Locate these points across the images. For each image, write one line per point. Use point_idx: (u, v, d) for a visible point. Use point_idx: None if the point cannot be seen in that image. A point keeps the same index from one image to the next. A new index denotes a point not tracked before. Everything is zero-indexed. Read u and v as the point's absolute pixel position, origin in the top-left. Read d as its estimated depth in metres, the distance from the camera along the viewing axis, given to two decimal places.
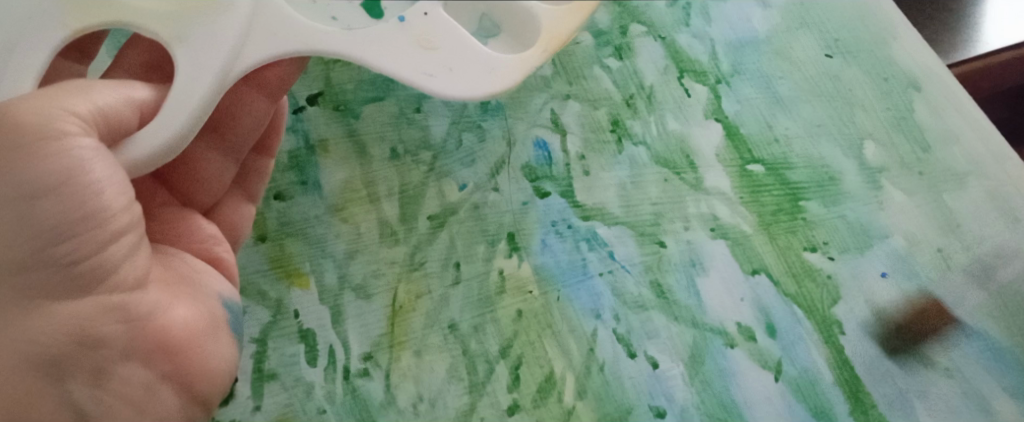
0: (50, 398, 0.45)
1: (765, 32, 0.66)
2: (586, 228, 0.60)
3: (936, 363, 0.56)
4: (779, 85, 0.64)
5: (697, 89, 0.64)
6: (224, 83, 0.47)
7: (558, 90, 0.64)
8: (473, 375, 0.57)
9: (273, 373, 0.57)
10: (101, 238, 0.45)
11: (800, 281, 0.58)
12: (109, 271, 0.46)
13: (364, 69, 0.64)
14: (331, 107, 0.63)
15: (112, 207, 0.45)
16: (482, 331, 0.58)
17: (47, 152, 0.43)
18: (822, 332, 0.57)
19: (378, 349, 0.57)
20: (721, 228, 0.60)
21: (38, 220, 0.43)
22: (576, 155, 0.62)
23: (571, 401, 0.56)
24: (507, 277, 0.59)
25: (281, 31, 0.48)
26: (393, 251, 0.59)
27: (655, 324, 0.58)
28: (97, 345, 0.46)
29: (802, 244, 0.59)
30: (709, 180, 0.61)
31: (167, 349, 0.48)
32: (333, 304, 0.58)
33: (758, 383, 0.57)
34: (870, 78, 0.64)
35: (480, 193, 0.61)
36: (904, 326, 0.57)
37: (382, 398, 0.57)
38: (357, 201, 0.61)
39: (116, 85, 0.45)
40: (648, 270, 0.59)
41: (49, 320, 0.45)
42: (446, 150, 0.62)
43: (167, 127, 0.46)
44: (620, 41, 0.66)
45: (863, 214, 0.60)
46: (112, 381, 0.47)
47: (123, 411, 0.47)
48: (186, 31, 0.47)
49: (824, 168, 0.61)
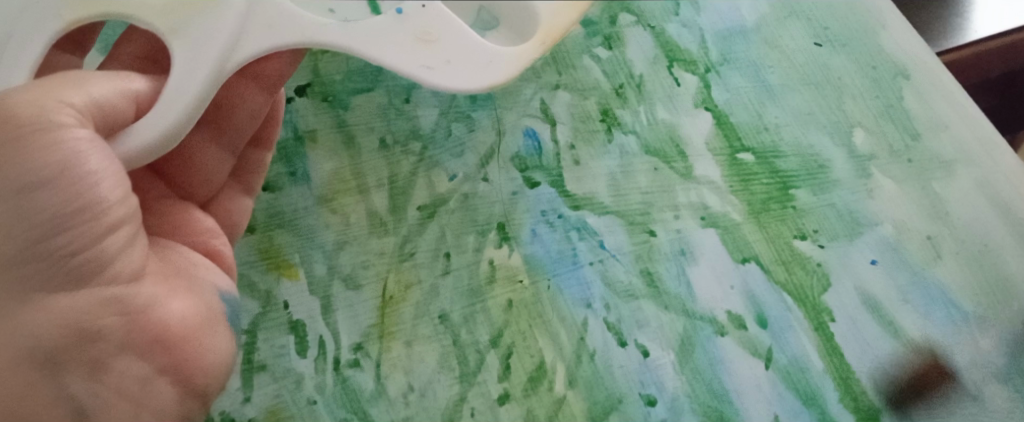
0: (47, 392, 0.45)
1: (752, 24, 0.66)
2: (576, 218, 0.60)
3: (924, 349, 0.57)
4: (768, 75, 0.64)
5: (686, 79, 0.64)
6: (220, 75, 0.46)
7: (547, 80, 0.64)
8: (464, 365, 0.57)
9: (262, 365, 0.56)
10: (97, 230, 0.44)
11: (790, 269, 0.59)
12: (105, 263, 0.45)
13: (353, 59, 0.64)
14: (319, 98, 0.63)
15: (108, 199, 0.44)
16: (473, 321, 0.58)
17: (42, 143, 0.42)
18: (811, 319, 0.58)
19: (368, 340, 0.57)
20: (710, 217, 0.60)
21: (34, 212, 0.43)
22: (566, 145, 0.62)
23: (562, 390, 0.56)
24: (497, 267, 0.59)
25: (277, 22, 0.47)
26: (383, 242, 0.59)
27: (645, 314, 0.58)
28: (94, 338, 0.45)
29: (792, 233, 0.60)
30: (698, 169, 0.62)
31: (164, 342, 0.47)
32: (323, 294, 0.58)
33: (747, 370, 0.57)
34: (858, 67, 0.64)
35: (470, 183, 0.61)
36: (891, 313, 0.58)
37: (372, 389, 0.56)
38: (346, 191, 0.60)
39: (111, 77, 0.45)
40: (638, 260, 0.59)
41: (45, 313, 0.45)
42: (435, 140, 0.62)
43: (163, 118, 0.45)
44: (609, 30, 0.66)
45: (851, 202, 0.60)
46: (110, 374, 0.46)
47: (120, 405, 0.46)
48: (182, 22, 0.46)
49: (813, 157, 0.62)
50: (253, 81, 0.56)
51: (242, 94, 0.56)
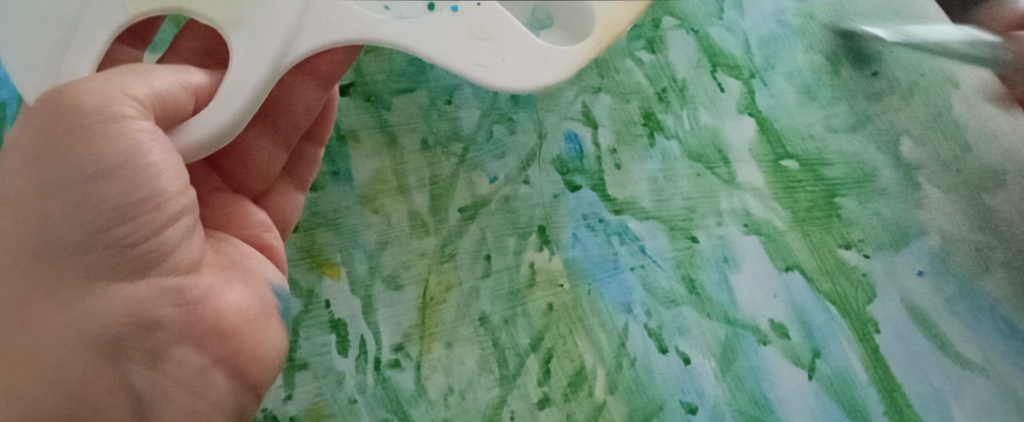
0: (107, 379, 0.46)
1: (798, 28, 0.64)
2: (617, 222, 0.60)
3: (972, 362, 0.57)
4: (817, 84, 0.63)
5: (730, 83, 0.63)
6: (276, 73, 0.46)
7: (589, 83, 0.63)
8: (504, 368, 0.57)
9: (304, 363, 0.57)
10: (158, 221, 0.44)
11: (834, 278, 0.59)
12: (164, 254, 0.46)
13: (394, 59, 0.62)
14: (362, 98, 0.61)
15: (170, 190, 0.44)
16: (513, 324, 0.58)
17: (106, 134, 0.43)
18: (856, 330, 0.58)
19: (408, 341, 0.58)
20: (754, 224, 0.60)
21: (97, 202, 0.43)
22: (607, 148, 0.61)
23: (602, 396, 0.57)
24: (537, 270, 0.59)
25: (335, 17, 0.46)
26: (423, 243, 0.59)
27: (686, 320, 0.59)
28: (153, 327, 0.46)
29: (837, 241, 0.59)
30: (741, 175, 0.61)
31: (220, 333, 0.48)
32: (364, 294, 0.58)
33: (790, 379, 0.58)
34: (910, 76, 0.62)
35: (511, 185, 0.60)
36: (938, 324, 0.58)
37: (413, 389, 0.57)
38: (387, 192, 0.60)
39: (173, 69, 0.45)
40: (679, 265, 0.59)
41: (105, 300, 0.45)
42: (476, 142, 0.61)
43: (222, 113, 0.45)
44: (652, 34, 0.64)
45: (899, 211, 0.60)
46: (167, 364, 0.46)
47: (178, 394, 0.47)
48: (243, 19, 0.46)
49: (860, 165, 0.61)
50: (307, 76, 0.53)
51: (298, 91, 0.54)
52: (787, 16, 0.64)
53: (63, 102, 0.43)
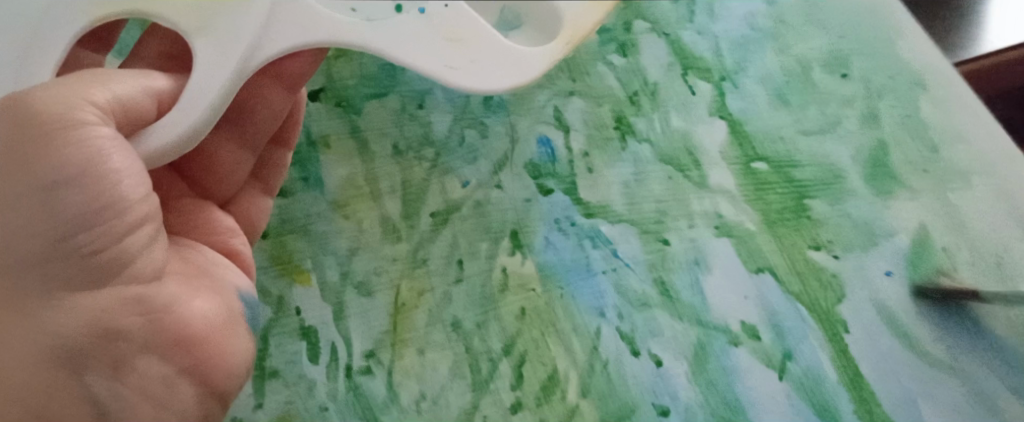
0: (70, 393, 0.44)
1: (768, 32, 0.65)
2: (589, 226, 0.60)
3: (942, 363, 0.58)
4: (787, 87, 0.63)
5: (701, 87, 0.63)
6: (242, 76, 0.46)
7: (561, 87, 0.63)
8: (477, 373, 0.57)
9: (274, 371, 0.56)
10: (119, 230, 0.44)
11: (805, 279, 0.59)
12: (127, 261, 0.45)
13: (366, 64, 0.62)
14: (333, 103, 0.61)
15: (131, 198, 0.44)
16: (485, 328, 0.58)
17: (65, 141, 0.42)
18: (827, 331, 0.58)
19: (380, 347, 0.57)
20: (725, 226, 0.60)
21: (59, 211, 0.42)
22: (580, 152, 0.61)
23: (574, 400, 0.57)
24: (509, 274, 0.59)
25: (301, 20, 0.46)
26: (395, 248, 0.59)
27: (658, 323, 0.58)
28: (116, 337, 0.45)
29: (808, 243, 0.60)
30: (712, 179, 0.61)
31: (184, 342, 0.47)
32: (335, 301, 0.58)
33: (762, 381, 0.57)
34: (876, 77, 0.63)
35: (483, 190, 0.60)
36: (908, 325, 0.58)
37: (384, 396, 0.56)
38: (359, 197, 0.59)
39: (135, 75, 0.45)
40: (651, 268, 0.59)
41: (66, 311, 0.44)
42: (448, 147, 0.61)
43: (185, 118, 0.45)
44: (624, 38, 0.64)
45: (868, 212, 0.60)
46: (131, 374, 0.46)
47: (142, 406, 0.46)
48: (208, 22, 0.46)
49: (830, 167, 0.61)
50: (275, 80, 0.54)
51: (265, 94, 0.54)
52: (756, 21, 0.65)
53: (20, 110, 0.42)
